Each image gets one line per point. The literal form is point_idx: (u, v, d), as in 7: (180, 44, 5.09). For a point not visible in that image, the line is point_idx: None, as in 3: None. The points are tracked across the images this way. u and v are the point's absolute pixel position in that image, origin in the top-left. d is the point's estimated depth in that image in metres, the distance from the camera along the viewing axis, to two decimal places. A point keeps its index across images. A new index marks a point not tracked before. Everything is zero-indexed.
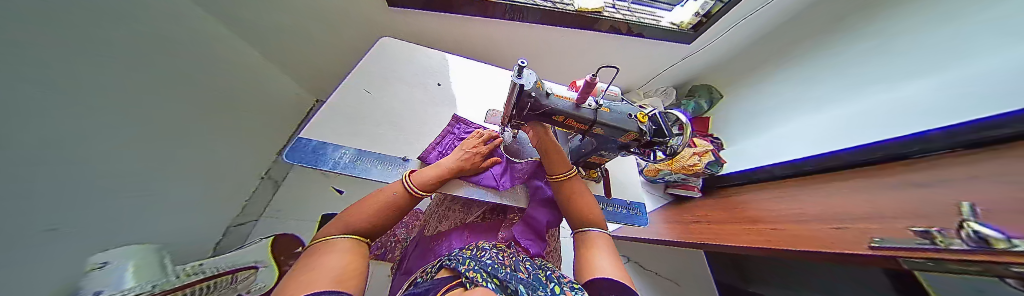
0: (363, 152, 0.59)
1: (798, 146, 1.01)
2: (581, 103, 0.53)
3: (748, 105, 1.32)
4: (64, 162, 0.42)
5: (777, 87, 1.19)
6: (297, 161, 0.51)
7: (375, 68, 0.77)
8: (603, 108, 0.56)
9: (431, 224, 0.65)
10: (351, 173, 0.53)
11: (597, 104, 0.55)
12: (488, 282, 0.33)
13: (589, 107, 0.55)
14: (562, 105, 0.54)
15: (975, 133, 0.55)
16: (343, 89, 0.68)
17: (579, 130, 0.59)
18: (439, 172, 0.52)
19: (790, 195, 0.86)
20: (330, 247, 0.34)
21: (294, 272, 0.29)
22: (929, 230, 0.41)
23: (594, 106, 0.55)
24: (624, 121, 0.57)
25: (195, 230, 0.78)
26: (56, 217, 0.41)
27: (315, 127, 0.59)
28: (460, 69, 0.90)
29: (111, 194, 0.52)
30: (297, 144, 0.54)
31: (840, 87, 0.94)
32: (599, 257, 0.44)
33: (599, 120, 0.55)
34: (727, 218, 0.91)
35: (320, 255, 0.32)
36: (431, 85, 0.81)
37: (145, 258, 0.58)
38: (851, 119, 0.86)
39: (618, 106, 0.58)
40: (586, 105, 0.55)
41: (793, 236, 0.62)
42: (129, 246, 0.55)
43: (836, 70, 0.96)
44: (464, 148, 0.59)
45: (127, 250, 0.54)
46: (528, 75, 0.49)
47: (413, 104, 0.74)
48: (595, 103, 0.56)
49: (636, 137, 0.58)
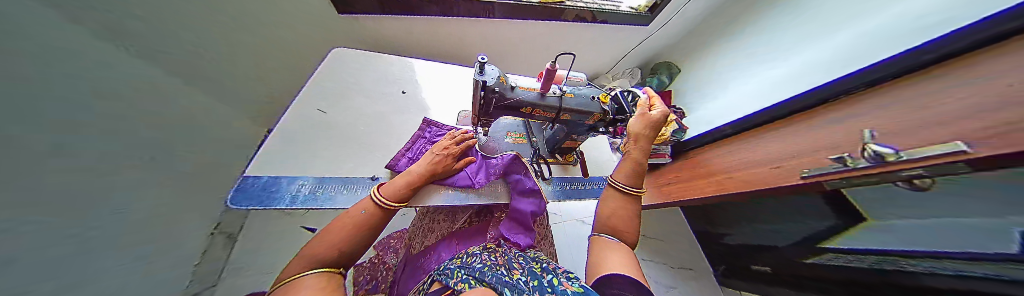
0: (326, 178, 0.54)
1: (750, 102, 1.06)
2: (546, 92, 0.54)
3: (705, 73, 1.39)
4: None
5: (728, 53, 1.28)
6: (242, 204, 0.44)
7: (328, 84, 0.70)
8: (568, 94, 0.58)
9: (417, 240, 0.62)
10: (318, 206, 0.48)
11: (562, 91, 0.57)
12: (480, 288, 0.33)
13: (554, 94, 0.56)
14: (528, 96, 0.54)
15: (851, 85, 0.63)
16: (290, 114, 0.61)
17: (548, 119, 0.61)
18: (410, 179, 0.49)
19: (738, 145, 0.98)
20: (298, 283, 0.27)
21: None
22: (841, 156, 0.49)
23: (558, 93, 0.57)
24: (588, 105, 0.60)
25: None
26: None
27: (262, 161, 0.52)
28: (424, 73, 0.86)
29: None
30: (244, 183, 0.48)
31: (787, 46, 1.02)
32: (611, 253, 0.40)
33: (565, 106, 0.57)
34: (692, 175, 1.01)
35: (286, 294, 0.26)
36: (394, 94, 0.76)
37: None
38: (789, 75, 0.96)
39: (582, 91, 0.60)
40: (551, 93, 0.56)
41: (744, 181, 0.70)
42: None
43: (784, 31, 1.05)
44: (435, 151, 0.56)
45: None
46: (491, 71, 0.49)
47: (376, 118, 0.69)
48: (560, 90, 0.58)
49: (601, 117, 0.62)
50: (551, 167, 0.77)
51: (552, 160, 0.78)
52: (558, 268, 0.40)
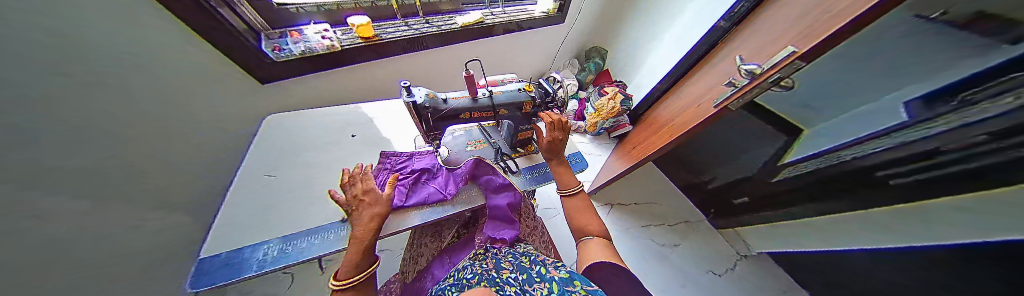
0: (291, 236, 0.53)
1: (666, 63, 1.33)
2: (475, 95, 0.60)
3: (629, 48, 1.68)
4: None
5: (637, 31, 1.58)
6: (204, 284, 0.42)
7: (273, 148, 0.70)
8: (496, 92, 0.64)
9: (409, 269, 0.61)
10: (282, 265, 0.47)
11: (490, 91, 0.63)
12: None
13: (484, 96, 0.63)
14: (459, 103, 0.60)
15: None
16: (236, 188, 0.59)
17: (489, 118, 0.66)
18: (356, 243, 0.40)
19: (673, 98, 1.12)
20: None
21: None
22: None
23: (486, 94, 0.63)
24: (517, 96, 0.66)
25: None
26: None
27: (217, 239, 0.50)
28: (373, 113, 0.89)
29: None
30: (201, 266, 0.45)
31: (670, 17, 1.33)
32: (595, 245, 0.46)
33: (497, 102, 0.63)
34: (650, 133, 1.12)
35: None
36: (345, 139, 0.77)
37: None
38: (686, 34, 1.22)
39: (508, 87, 0.67)
40: (482, 95, 0.63)
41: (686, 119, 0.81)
42: None
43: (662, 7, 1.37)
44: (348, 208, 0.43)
45: None
46: (418, 91, 0.56)
47: (331, 166, 0.70)
48: (488, 91, 0.64)
49: (533, 104, 0.68)
50: (517, 161, 0.78)
51: (516, 154, 0.78)
52: (544, 259, 0.43)
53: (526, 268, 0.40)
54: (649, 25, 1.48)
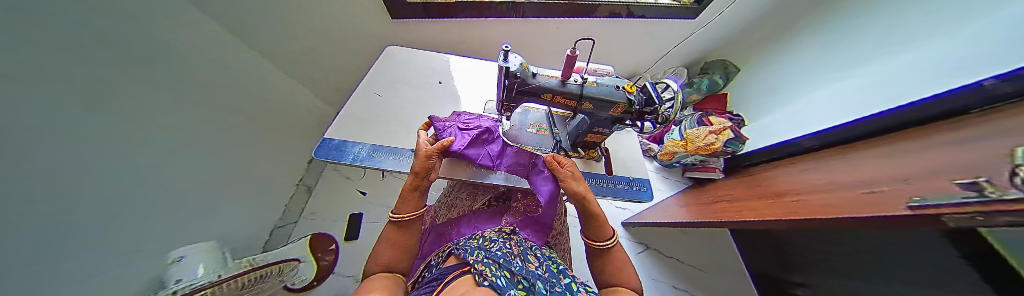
0: (377, 146, 0.65)
1: (815, 119, 1.01)
2: (567, 79, 0.55)
3: (767, 79, 1.30)
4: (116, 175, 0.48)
5: (789, 63, 1.20)
6: (323, 157, 0.58)
7: (385, 72, 0.84)
8: (590, 82, 0.58)
9: (441, 212, 0.69)
10: (369, 165, 0.59)
11: (583, 79, 0.57)
12: (500, 275, 0.36)
13: (575, 82, 0.57)
14: (549, 83, 0.56)
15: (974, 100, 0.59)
16: (357, 95, 0.75)
17: (569, 108, 0.61)
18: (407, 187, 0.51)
19: (813, 166, 0.81)
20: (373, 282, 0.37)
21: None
22: (976, 180, 0.36)
23: (580, 81, 0.57)
24: (611, 93, 0.58)
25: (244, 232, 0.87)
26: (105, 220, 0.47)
27: (336, 128, 0.66)
28: (460, 67, 0.96)
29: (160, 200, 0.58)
30: (324, 143, 0.61)
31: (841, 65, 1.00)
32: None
33: (586, 94, 0.57)
34: (750, 193, 0.85)
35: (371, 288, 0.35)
36: (433, 83, 0.87)
37: (210, 252, 0.69)
38: (885, 82, 0.84)
39: (606, 80, 0.59)
40: (573, 80, 0.57)
41: (827, 201, 0.56)
42: (205, 242, 0.70)
43: (834, 49, 1.03)
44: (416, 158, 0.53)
45: (203, 245, 0.68)
46: (514, 59, 0.54)
47: (419, 102, 0.79)
48: (582, 78, 0.58)
49: (626, 108, 0.59)
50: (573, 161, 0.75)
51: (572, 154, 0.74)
52: (570, 272, 0.42)
53: (550, 273, 0.39)
54: (827, 48, 1.06)
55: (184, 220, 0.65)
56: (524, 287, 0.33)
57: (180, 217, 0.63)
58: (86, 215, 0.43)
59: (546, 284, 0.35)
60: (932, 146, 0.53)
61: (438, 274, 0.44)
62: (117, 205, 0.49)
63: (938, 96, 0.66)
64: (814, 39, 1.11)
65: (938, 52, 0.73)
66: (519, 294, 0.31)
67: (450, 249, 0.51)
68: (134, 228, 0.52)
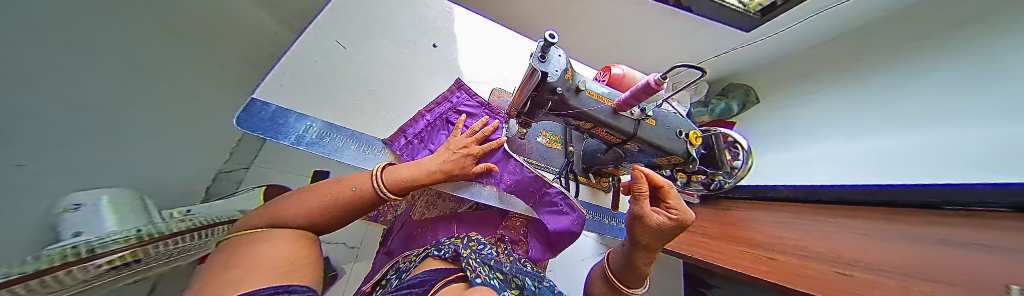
0: (333, 126, 0.50)
1: (811, 171, 0.99)
2: (623, 111, 0.48)
3: (772, 117, 1.27)
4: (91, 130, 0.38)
5: (805, 108, 1.15)
6: (248, 129, 0.41)
7: (357, 13, 0.62)
8: (650, 120, 0.52)
9: (418, 208, 0.61)
10: (317, 152, 0.45)
11: (643, 116, 0.51)
12: (494, 274, 0.38)
13: (632, 116, 0.50)
14: (599, 109, 0.49)
15: (975, 199, 0.55)
16: (309, 37, 0.54)
17: (610, 141, 0.57)
18: (416, 174, 0.45)
19: (791, 222, 0.85)
20: (257, 238, 0.31)
21: (221, 262, 0.27)
22: None
23: (637, 116, 0.51)
24: (668, 139, 0.53)
25: (197, 178, 0.75)
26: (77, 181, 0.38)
27: (272, 85, 0.48)
28: (466, 28, 0.74)
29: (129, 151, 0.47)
30: (250, 106, 0.43)
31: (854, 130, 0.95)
32: None
33: (638, 134, 0.52)
34: (723, 234, 0.91)
35: (247, 247, 0.29)
36: (425, 46, 0.67)
37: (132, 202, 0.52)
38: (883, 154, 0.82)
39: (670, 121, 0.54)
40: (631, 113, 0.50)
41: (794, 272, 0.60)
42: (117, 190, 0.49)
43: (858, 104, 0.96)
44: (453, 148, 0.50)
45: (118, 194, 0.49)
46: (556, 61, 0.41)
47: (400, 69, 0.62)
48: (642, 113, 0.51)
49: (678, 161, 0.56)
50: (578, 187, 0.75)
51: (583, 179, 0.75)
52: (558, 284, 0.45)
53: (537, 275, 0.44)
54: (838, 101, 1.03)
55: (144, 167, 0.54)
56: (517, 287, 0.37)
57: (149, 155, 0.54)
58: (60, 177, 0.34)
59: (535, 283, 0.40)
60: (898, 242, 0.58)
61: (414, 276, 0.39)
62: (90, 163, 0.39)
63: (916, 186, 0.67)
64: (834, 88, 1.06)
65: (941, 142, 0.71)
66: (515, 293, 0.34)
67: (427, 248, 0.46)
68: (105, 168, 0.44)
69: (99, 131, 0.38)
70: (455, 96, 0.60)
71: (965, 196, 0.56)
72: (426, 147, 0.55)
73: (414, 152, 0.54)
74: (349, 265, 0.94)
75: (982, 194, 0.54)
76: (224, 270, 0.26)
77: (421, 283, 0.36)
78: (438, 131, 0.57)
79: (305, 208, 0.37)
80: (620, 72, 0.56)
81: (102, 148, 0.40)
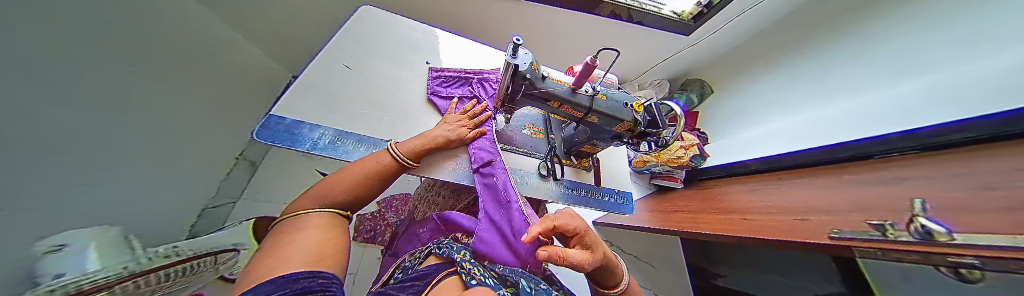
0: (344, 133, 0.55)
1: (776, 144, 1.10)
2: (577, 89, 0.57)
3: (731, 103, 1.45)
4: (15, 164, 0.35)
5: (753, 91, 1.35)
6: (267, 139, 0.46)
7: (356, 40, 0.70)
8: (600, 95, 0.61)
9: (421, 208, 0.65)
10: (330, 155, 0.50)
11: (594, 91, 0.60)
12: None
13: (585, 93, 0.59)
14: (559, 90, 0.57)
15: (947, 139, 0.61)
16: (319, 60, 0.62)
17: (574, 117, 0.65)
18: (425, 141, 0.54)
19: (763, 188, 0.93)
20: (301, 223, 0.30)
21: (268, 245, 0.27)
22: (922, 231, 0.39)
23: (591, 93, 0.60)
24: (620, 110, 0.63)
25: (169, 218, 0.71)
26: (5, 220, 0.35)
27: (288, 103, 0.53)
28: (451, 47, 0.85)
29: (66, 187, 0.44)
30: (269, 121, 0.49)
31: (802, 100, 1.12)
32: None
33: (594, 107, 0.61)
34: (704, 207, 0.98)
35: (291, 230, 0.29)
36: (419, 63, 0.75)
37: (113, 241, 0.51)
38: None
39: (614, 95, 0.64)
40: (584, 91, 0.59)
41: (759, 224, 0.68)
42: (94, 229, 0.49)
43: (801, 84, 1.14)
44: (451, 122, 0.62)
45: (94, 233, 0.48)
46: (524, 56, 0.50)
47: (399, 81, 0.69)
48: (593, 90, 0.60)
49: (629, 126, 0.65)
50: (564, 168, 0.79)
51: (566, 161, 0.81)
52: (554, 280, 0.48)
53: (544, 275, 0.42)
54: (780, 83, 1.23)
55: (102, 207, 0.52)
56: None
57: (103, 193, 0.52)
58: None
59: (529, 281, 0.42)
60: (841, 191, 0.67)
61: (417, 271, 0.42)
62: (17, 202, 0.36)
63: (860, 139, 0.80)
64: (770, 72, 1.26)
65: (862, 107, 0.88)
66: (510, 290, 0.38)
67: (428, 248, 0.48)
68: (57, 207, 0.43)
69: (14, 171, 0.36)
70: (492, 76, 0.81)
71: (929, 138, 0.64)
72: (443, 86, 0.73)
73: (434, 84, 0.73)
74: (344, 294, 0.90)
75: (947, 134, 0.61)
76: (269, 252, 0.26)
77: (423, 280, 0.39)
78: (460, 83, 0.76)
79: (344, 192, 0.38)
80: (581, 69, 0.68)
81: (33, 187, 0.39)
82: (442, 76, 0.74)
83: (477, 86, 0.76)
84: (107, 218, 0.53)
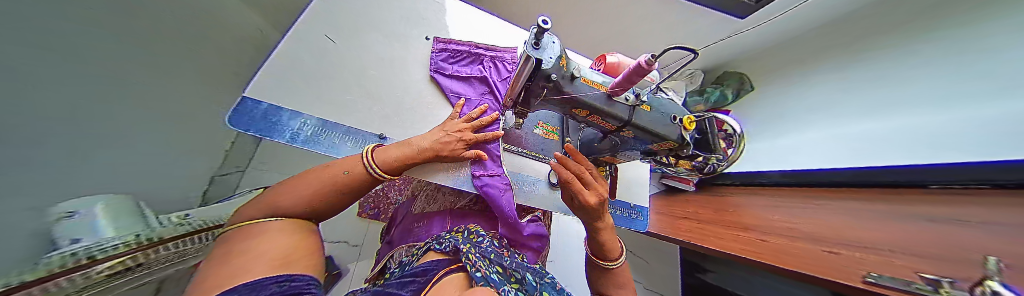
0: (329, 124, 0.49)
1: (809, 159, 0.99)
2: (616, 95, 0.49)
3: (767, 105, 1.29)
4: (47, 134, 0.35)
5: (795, 94, 1.17)
6: (244, 128, 0.41)
7: (345, 6, 0.60)
8: (645, 106, 0.53)
9: (421, 201, 0.62)
10: (313, 149, 0.45)
11: (638, 101, 0.51)
12: (494, 267, 0.39)
13: (626, 102, 0.51)
14: (590, 95, 0.48)
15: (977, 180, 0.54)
16: (300, 30, 0.53)
17: (606, 128, 0.57)
18: (409, 152, 0.45)
19: (786, 207, 0.86)
20: (252, 231, 0.29)
21: (216, 259, 0.26)
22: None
23: (634, 102, 0.51)
24: (660, 124, 0.54)
25: (186, 183, 0.73)
26: (39, 180, 0.35)
27: (264, 83, 0.46)
28: (459, 20, 0.73)
29: (87, 156, 0.44)
30: (244, 106, 0.43)
31: (858, 111, 0.91)
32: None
33: (633, 121, 0.52)
34: (718, 220, 0.94)
35: (244, 241, 0.28)
36: (419, 39, 0.65)
37: (127, 209, 0.51)
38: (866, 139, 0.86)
39: (662, 106, 0.54)
40: (624, 99, 0.51)
41: (783, 252, 0.65)
42: (110, 196, 0.49)
43: (855, 84, 0.95)
44: (447, 130, 0.52)
45: (110, 200, 0.49)
46: (553, 48, 0.41)
47: (393, 63, 0.60)
48: (636, 99, 0.51)
49: (671, 146, 0.56)
50: None
51: None
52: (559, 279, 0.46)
53: (538, 270, 0.45)
54: (827, 94, 1.04)
55: (119, 176, 0.52)
56: (517, 281, 0.38)
57: (124, 161, 0.53)
58: (26, 185, 0.33)
59: (536, 279, 0.41)
60: (884, 224, 0.61)
61: (416, 267, 0.40)
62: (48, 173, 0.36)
63: (899, 166, 0.71)
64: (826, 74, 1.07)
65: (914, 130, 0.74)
66: (514, 287, 0.36)
67: (429, 242, 0.46)
68: (78, 176, 0.43)
69: (52, 143, 0.37)
70: (507, 55, 0.73)
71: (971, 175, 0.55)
72: (451, 62, 0.67)
73: (439, 58, 0.66)
74: (352, 263, 0.96)
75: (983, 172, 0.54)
76: (222, 264, 0.24)
77: (423, 273, 0.37)
78: (468, 61, 0.69)
79: (303, 199, 0.36)
80: (615, 60, 0.57)
81: (60, 155, 0.39)
82: (449, 50, 0.67)
83: (487, 66, 0.70)
84: (124, 187, 0.53)
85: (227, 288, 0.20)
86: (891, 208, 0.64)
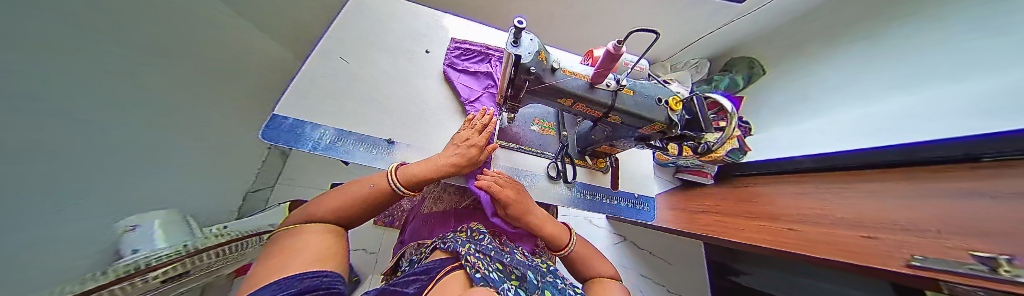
0: (344, 133, 0.54)
1: (834, 138, 0.92)
2: (597, 83, 0.50)
3: (781, 88, 1.23)
4: (95, 156, 0.41)
5: (812, 75, 1.11)
6: (273, 140, 0.47)
7: (355, 29, 0.67)
8: (626, 90, 0.53)
9: (428, 201, 0.66)
10: (332, 155, 0.50)
11: (617, 86, 0.52)
12: (496, 265, 0.40)
13: (607, 88, 0.51)
14: (572, 83, 0.50)
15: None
16: (318, 53, 0.60)
17: (592, 115, 0.57)
18: (428, 169, 0.49)
19: (815, 192, 0.81)
20: (295, 233, 0.34)
21: (265, 257, 0.30)
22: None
23: (614, 88, 0.52)
24: (647, 107, 0.54)
25: (221, 200, 0.82)
26: (93, 197, 0.41)
27: (292, 102, 0.53)
28: (458, 31, 0.78)
29: (138, 174, 0.51)
30: (274, 121, 0.50)
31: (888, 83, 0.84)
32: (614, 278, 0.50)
33: (617, 105, 0.53)
34: (739, 211, 0.89)
35: (283, 245, 0.32)
36: (419, 53, 0.71)
37: (174, 223, 0.58)
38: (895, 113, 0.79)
39: (643, 89, 0.55)
40: (605, 85, 0.51)
41: (812, 239, 0.60)
42: (156, 209, 0.55)
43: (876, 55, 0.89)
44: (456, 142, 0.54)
45: (156, 213, 0.55)
46: (528, 43, 0.43)
47: (399, 76, 0.66)
48: (615, 84, 0.52)
49: (661, 128, 0.55)
50: (577, 169, 0.73)
51: (579, 161, 0.75)
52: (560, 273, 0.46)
53: (540, 268, 0.44)
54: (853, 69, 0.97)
55: (165, 192, 0.59)
56: (517, 278, 0.39)
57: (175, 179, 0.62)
58: (74, 202, 0.38)
59: (537, 277, 0.41)
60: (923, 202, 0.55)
61: (420, 266, 0.42)
62: (100, 190, 0.42)
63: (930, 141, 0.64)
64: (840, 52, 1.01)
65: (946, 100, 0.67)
66: (513, 284, 0.37)
67: (434, 242, 0.48)
68: (130, 193, 0.50)
69: (107, 160, 0.43)
70: None
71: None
72: (462, 56, 0.73)
73: (453, 55, 0.72)
74: (369, 270, 1.00)
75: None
76: (271, 259, 0.29)
77: (425, 273, 0.38)
78: (481, 56, 0.75)
79: (333, 209, 0.41)
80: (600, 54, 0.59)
81: (113, 174, 0.45)
82: (462, 48, 0.73)
83: (496, 64, 0.75)
84: (170, 202, 0.60)
85: (274, 279, 0.25)
86: (931, 184, 0.58)
